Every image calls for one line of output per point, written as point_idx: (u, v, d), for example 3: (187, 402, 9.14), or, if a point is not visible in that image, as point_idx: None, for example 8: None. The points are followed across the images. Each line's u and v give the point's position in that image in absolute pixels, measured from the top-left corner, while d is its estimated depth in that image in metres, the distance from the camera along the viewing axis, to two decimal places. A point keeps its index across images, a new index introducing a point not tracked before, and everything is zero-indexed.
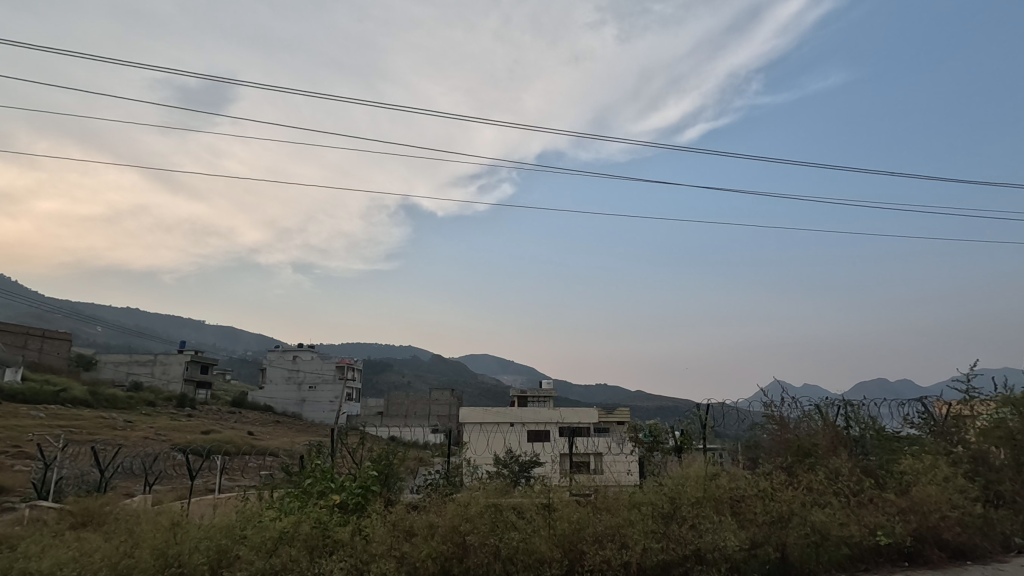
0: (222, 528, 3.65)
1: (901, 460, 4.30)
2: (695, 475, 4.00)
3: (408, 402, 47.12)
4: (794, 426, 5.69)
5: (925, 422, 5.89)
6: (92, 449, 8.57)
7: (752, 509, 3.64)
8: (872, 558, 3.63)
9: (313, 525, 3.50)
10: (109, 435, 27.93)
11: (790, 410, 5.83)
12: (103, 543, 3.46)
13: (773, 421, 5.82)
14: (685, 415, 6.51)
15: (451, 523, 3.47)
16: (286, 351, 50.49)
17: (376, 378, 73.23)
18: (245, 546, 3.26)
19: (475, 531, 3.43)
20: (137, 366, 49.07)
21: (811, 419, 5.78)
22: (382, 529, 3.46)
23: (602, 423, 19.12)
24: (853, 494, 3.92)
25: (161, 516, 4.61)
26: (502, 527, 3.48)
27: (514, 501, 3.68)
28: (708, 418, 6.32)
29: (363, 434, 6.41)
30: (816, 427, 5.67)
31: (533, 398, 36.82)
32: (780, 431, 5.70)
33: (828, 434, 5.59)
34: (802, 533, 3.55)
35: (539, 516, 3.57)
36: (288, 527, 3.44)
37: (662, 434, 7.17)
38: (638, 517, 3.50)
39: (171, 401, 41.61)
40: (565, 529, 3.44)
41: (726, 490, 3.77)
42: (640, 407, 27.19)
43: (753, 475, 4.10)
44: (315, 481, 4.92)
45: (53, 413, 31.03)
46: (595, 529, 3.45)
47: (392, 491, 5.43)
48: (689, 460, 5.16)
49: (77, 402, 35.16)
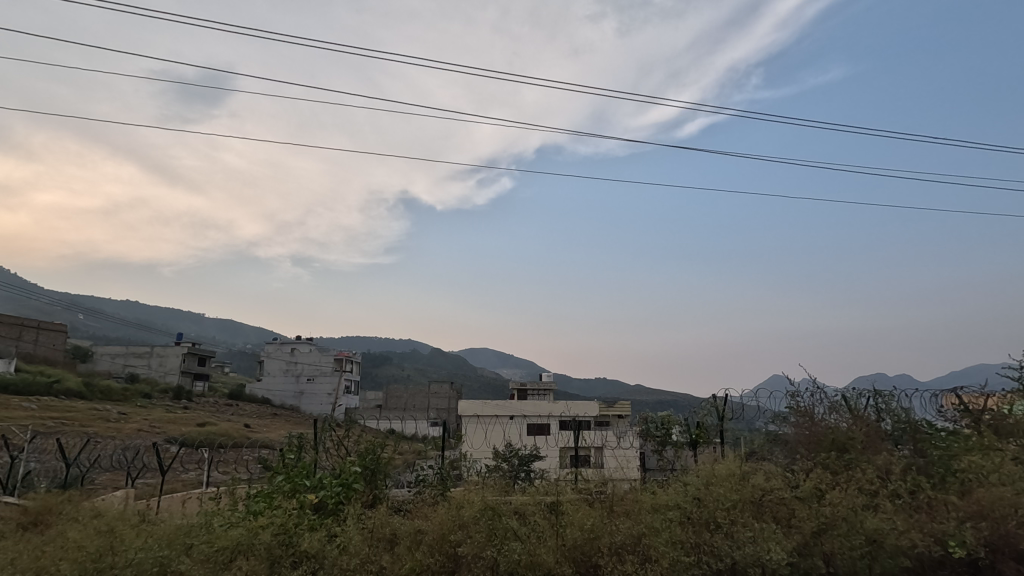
0: (173, 533, 3.13)
1: (959, 458, 3.77)
2: (724, 473, 3.49)
3: (407, 395, 46.69)
4: (822, 417, 5.19)
5: (967, 416, 5.41)
6: (58, 442, 8.00)
7: (796, 513, 3.14)
8: (932, 570, 3.08)
9: (279, 530, 3.00)
10: (102, 427, 27.40)
11: (817, 402, 5.34)
12: (24, 553, 2.90)
13: (798, 414, 5.34)
14: (701, 406, 6.26)
15: (440, 531, 3.00)
16: (285, 343, 49.96)
17: (375, 371, 72.94)
18: (191, 559, 2.72)
19: (469, 540, 2.89)
20: (133, 357, 48.48)
21: (837, 410, 5.25)
22: (359, 536, 2.94)
23: (603, 417, 18.65)
24: (909, 497, 3.40)
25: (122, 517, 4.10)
26: (502, 536, 2.95)
27: (516, 504, 3.24)
28: (725, 410, 5.97)
29: (350, 426, 5.88)
30: (848, 421, 5.14)
31: (533, 392, 36.43)
32: (806, 423, 5.21)
33: (863, 426, 5.01)
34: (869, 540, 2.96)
35: (544, 521, 3.10)
36: (247, 535, 2.90)
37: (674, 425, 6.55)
38: (664, 523, 2.96)
39: (167, 393, 41.05)
40: (576, 538, 2.90)
41: (763, 491, 3.28)
42: (641, 400, 26.71)
43: (792, 473, 3.60)
44: (295, 475, 4.41)
45: (45, 406, 30.46)
46: (612, 538, 2.90)
47: (379, 493, 4.92)
48: (707, 457, 4.67)
49: (71, 394, 34.64)
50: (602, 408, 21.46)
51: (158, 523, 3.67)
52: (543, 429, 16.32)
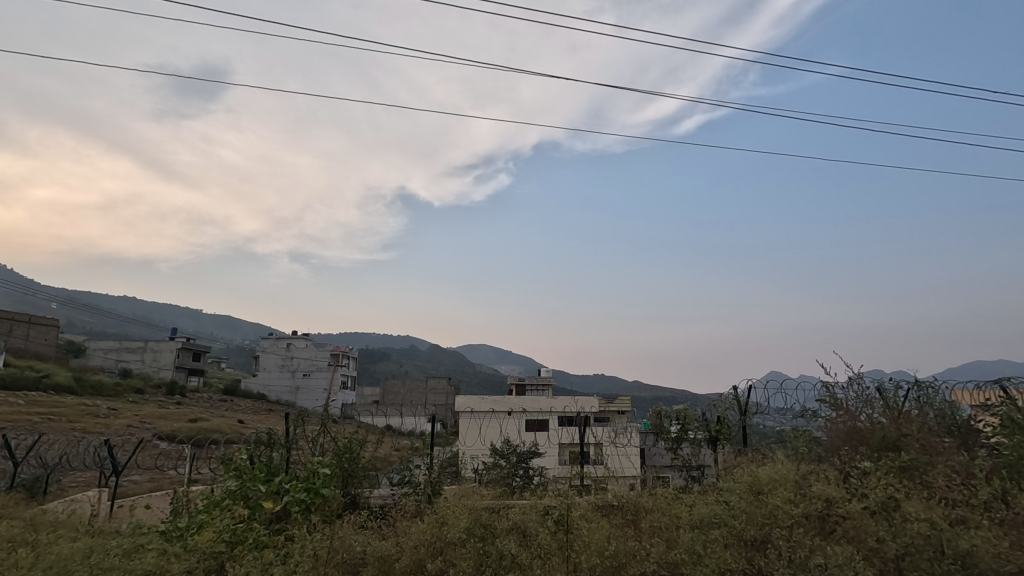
0: (73, 555, 2.46)
1: None
2: (770, 479, 2.87)
3: (404, 391, 46.10)
4: (860, 412, 4.56)
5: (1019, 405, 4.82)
6: (4, 440, 7.21)
7: (876, 532, 2.47)
8: None
9: (207, 558, 2.37)
10: (91, 423, 26.74)
11: (850, 392, 4.78)
12: None
13: (830, 408, 4.78)
14: (721, 400, 5.78)
15: (417, 556, 2.41)
16: (281, 338, 49.24)
17: (374, 367, 72.37)
18: None
19: (454, 568, 2.30)
20: (126, 353, 47.75)
21: (871, 404, 4.63)
22: (311, 561, 2.30)
23: (603, 412, 18.05)
24: (1004, 508, 2.72)
25: (56, 528, 3.53)
26: (496, 565, 2.31)
27: (513, 521, 2.70)
28: (748, 404, 5.55)
29: (327, 419, 5.27)
30: (883, 412, 4.56)
31: (531, 386, 35.99)
32: (842, 418, 4.63)
33: (909, 421, 4.33)
34: (967, 562, 2.26)
35: (551, 540, 2.50)
36: (165, 565, 2.25)
37: (689, 421, 5.93)
38: (705, 543, 2.32)
39: (160, 389, 40.33)
40: (594, 562, 2.26)
41: (820, 507, 2.66)
42: (643, 397, 26.03)
43: (852, 479, 2.97)
44: (259, 476, 3.81)
45: (33, 401, 29.76)
46: (639, 568, 2.24)
47: (356, 513, 4.34)
48: (733, 462, 4.09)
49: (60, 389, 33.90)
50: (602, 404, 20.87)
51: (86, 538, 3.07)
52: (543, 426, 15.70)
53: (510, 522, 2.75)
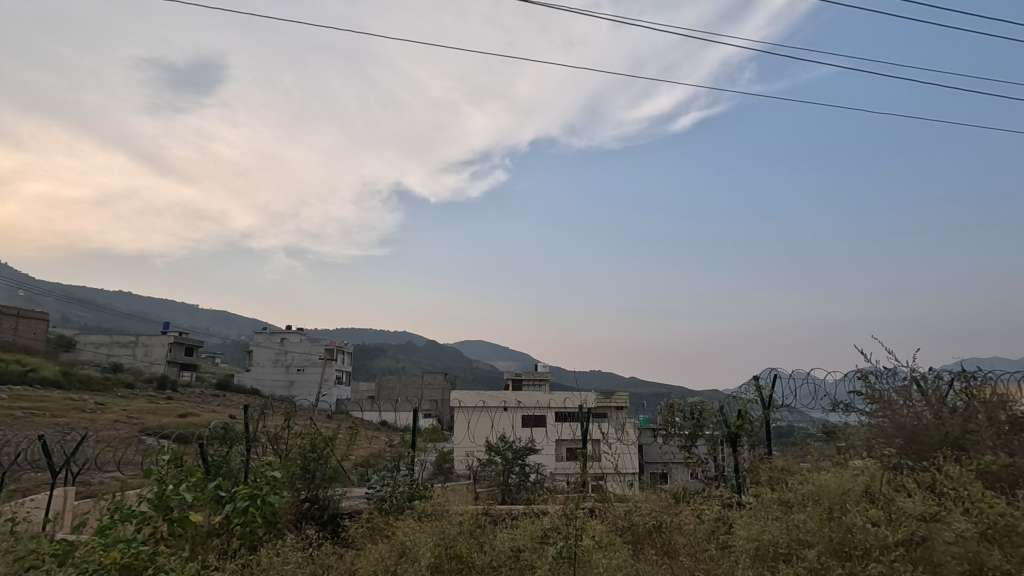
0: None
1: None
2: (844, 492, 2.19)
3: (399, 386, 45.48)
4: (905, 407, 3.99)
5: None
6: None
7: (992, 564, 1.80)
8: None
9: None
10: (77, 418, 25.94)
11: (889, 381, 4.19)
12: None
13: (871, 402, 4.17)
14: (741, 393, 5.03)
15: None
16: (274, 333, 48.39)
17: (370, 363, 71.60)
18: None
19: None
20: (118, 347, 46.86)
21: (915, 397, 4.02)
22: None
23: (603, 407, 17.39)
24: None
25: None
26: None
27: (501, 548, 2.19)
28: (773, 397, 4.90)
29: (293, 411, 4.60)
30: (928, 403, 3.97)
31: (529, 381, 35.24)
32: (884, 411, 4.06)
33: (961, 415, 3.78)
34: None
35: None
36: None
37: (706, 414, 4.92)
38: None
39: (151, 383, 39.51)
40: None
41: (924, 536, 1.96)
42: (644, 393, 25.39)
43: (941, 492, 2.30)
44: (201, 479, 3.18)
45: (17, 395, 28.92)
46: None
47: (330, 525, 3.73)
48: (760, 476, 3.48)
49: (47, 382, 33.06)
50: (601, 399, 20.25)
51: None
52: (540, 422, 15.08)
53: (504, 559, 2.14)
